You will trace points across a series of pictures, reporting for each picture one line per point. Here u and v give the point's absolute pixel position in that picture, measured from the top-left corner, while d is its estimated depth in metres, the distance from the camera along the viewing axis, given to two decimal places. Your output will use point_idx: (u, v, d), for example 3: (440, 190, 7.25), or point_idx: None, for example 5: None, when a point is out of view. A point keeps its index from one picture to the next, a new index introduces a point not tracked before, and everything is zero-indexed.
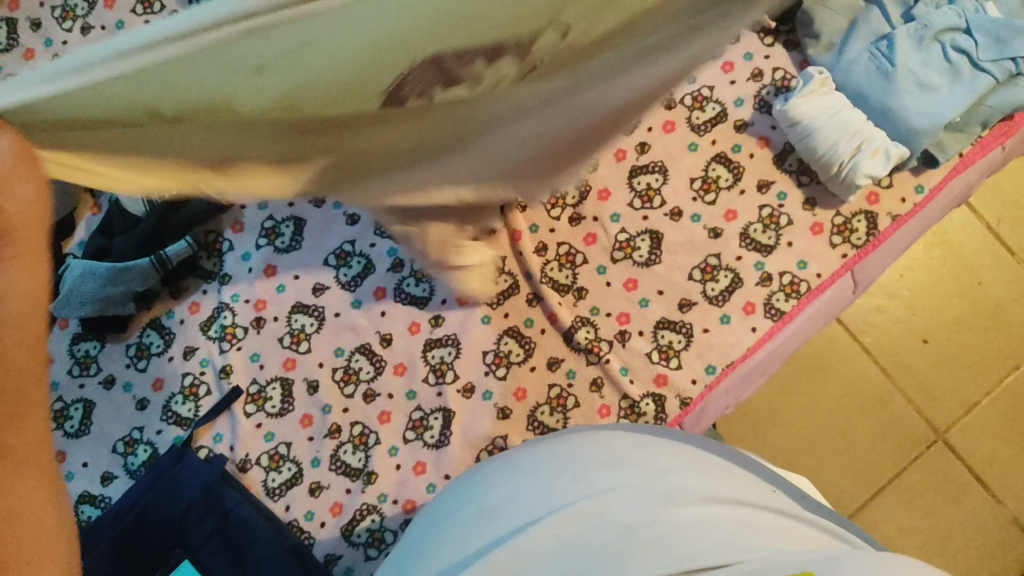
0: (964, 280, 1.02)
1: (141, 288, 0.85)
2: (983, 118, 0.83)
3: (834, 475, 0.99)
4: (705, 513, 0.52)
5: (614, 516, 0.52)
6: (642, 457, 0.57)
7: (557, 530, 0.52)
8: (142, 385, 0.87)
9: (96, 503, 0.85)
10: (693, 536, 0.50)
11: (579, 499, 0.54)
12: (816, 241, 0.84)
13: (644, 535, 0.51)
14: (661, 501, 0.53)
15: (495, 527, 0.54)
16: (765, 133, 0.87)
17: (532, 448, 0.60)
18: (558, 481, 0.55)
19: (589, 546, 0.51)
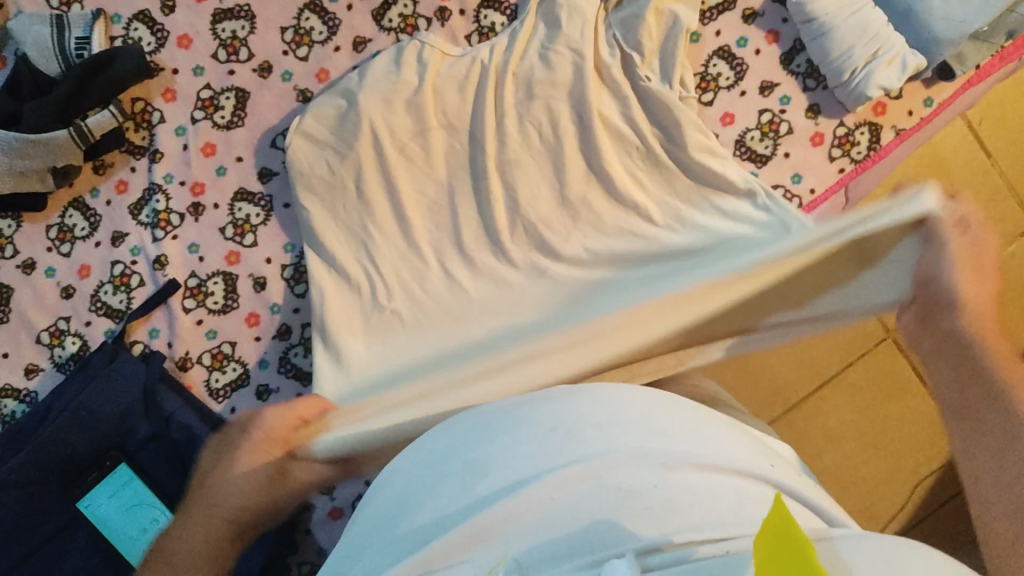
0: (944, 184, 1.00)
1: (60, 163, 0.74)
2: (1009, 27, 0.75)
3: (784, 369, 0.96)
4: (703, 481, 0.49)
5: (612, 477, 0.49)
6: (639, 418, 0.54)
7: (549, 494, 0.48)
8: (66, 271, 0.78)
9: (20, 398, 0.77)
10: (691, 503, 0.47)
11: (573, 460, 0.50)
12: (815, 153, 0.77)
13: (645, 501, 0.48)
14: (660, 465, 0.50)
15: (482, 483, 0.51)
16: (775, 26, 0.78)
17: (522, 405, 0.57)
18: (549, 441, 0.52)
19: (585, 507, 0.48)
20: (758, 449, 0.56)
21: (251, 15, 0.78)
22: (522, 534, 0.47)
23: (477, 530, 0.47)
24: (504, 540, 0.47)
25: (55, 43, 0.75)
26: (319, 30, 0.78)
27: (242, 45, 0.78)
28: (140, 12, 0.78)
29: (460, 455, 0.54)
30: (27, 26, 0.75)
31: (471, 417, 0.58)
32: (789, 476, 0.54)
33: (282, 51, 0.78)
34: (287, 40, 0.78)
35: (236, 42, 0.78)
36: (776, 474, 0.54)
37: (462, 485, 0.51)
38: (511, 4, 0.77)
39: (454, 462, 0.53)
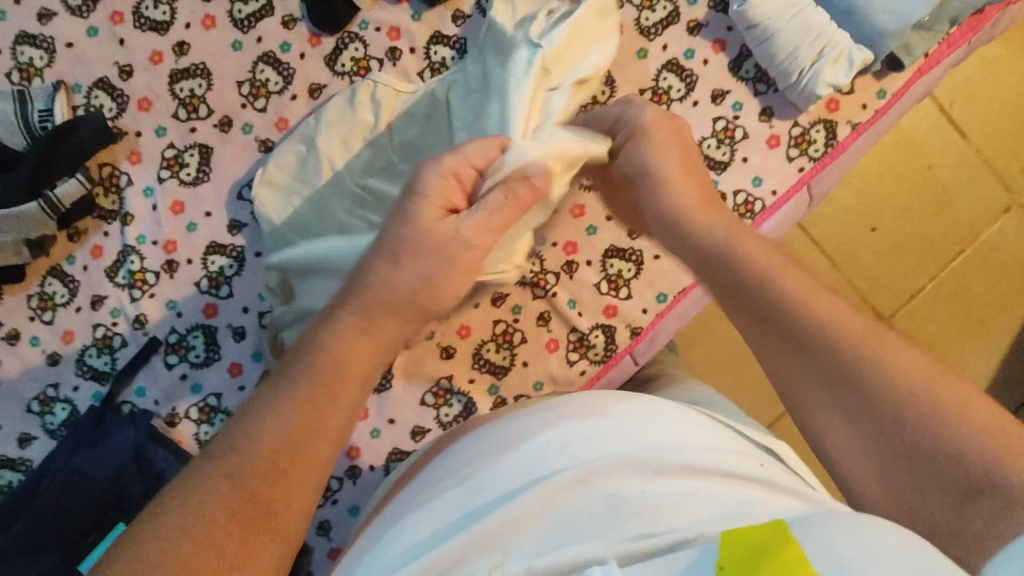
0: (915, 165, 1.00)
1: (35, 235, 0.76)
2: (952, 14, 0.76)
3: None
4: (694, 483, 0.49)
5: (603, 485, 0.49)
6: (627, 425, 0.54)
7: (542, 504, 0.49)
8: (49, 338, 0.79)
9: (15, 467, 0.78)
10: (680, 501, 0.48)
11: (563, 470, 0.51)
12: (772, 155, 0.78)
13: (633, 506, 0.48)
14: (650, 470, 0.50)
15: (477, 498, 0.51)
16: (720, 36, 0.79)
17: (508, 423, 0.57)
18: (541, 455, 0.52)
19: (577, 517, 0.48)
20: (751, 451, 0.55)
21: (207, 72, 0.79)
22: (519, 546, 0.47)
23: (475, 541, 0.47)
24: (502, 551, 0.47)
25: (20, 117, 0.76)
26: (275, 81, 0.79)
27: (201, 103, 0.79)
28: (99, 79, 0.79)
29: (454, 477, 0.54)
30: None
31: (466, 439, 0.58)
32: (781, 471, 0.54)
33: (241, 104, 0.79)
34: (244, 93, 0.79)
35: (195, 100, 0.79)
36: (768, 471, 0.53)
37: (456, 505, 0.51)
38: (460, 38, 0.79)
39: (447, 482, 0.53)
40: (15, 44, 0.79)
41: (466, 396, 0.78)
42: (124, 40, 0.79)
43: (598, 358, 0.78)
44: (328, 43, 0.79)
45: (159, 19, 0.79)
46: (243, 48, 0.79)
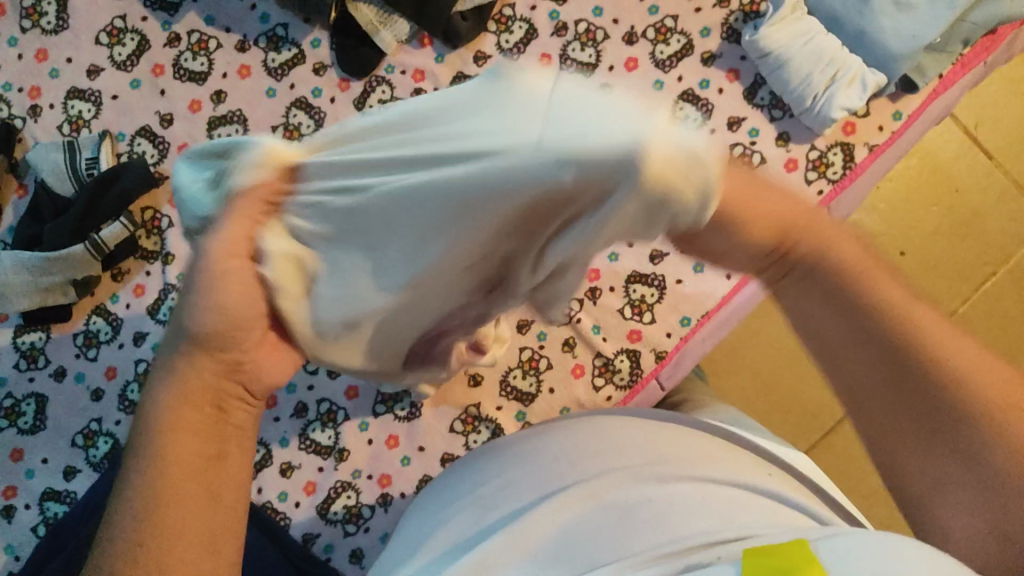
0: (941, 186, 1.00)
1: (81, 275, 0.80)
2: (964, 35, 0.77)
3: (817, 396, 0.94)
4: (697, 491, 0.49)
5: (609, 497, 0.50)
6: (633, 443, 0.54)
7: (553, 515, 0.49)
8: (94, 374, 0.83)
9: (60, 499, 0.82)
10: (687, 512, 0.48)
11: (573, 483, 0.51)
12: (790, 179, 0.79)
13: (642, 512, 0.49)
14: (657, 479, 0.50)
15: (494, 513, 0.52)
16: (734, 65, 0.81)
17: (523, 446, 0.58)
18: (551, 470, 0.53)
19: (585, 526, 0.48)
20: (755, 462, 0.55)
21: (243, 118, 0.82)
22: (530, 559, 0.48)
23: (489, 551, 0.48)
24: (514, 565, 0.47)
25: (68, 165, 0.81)
26: (307, 124, 0.81)
27: None
28: (142, 127, 0.83)
29: (476, 495, 0.54)
30: (43, 153, 0.81)
31: (485, 459, 0.59)
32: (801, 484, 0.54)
33: None
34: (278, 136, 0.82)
35: None
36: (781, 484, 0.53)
37: (475, 521, 0.52)
38: None
39: (465, 500, 0.54)
40: (66, 99, 0.83)
41: (494, 422, 0.79)
42: (165, 90, 0.83)
43: (624, 383, 0.79)
44: (356, 86, 0.81)
45: (197, 70, 0.83)
46: (276, 94, 0.82)
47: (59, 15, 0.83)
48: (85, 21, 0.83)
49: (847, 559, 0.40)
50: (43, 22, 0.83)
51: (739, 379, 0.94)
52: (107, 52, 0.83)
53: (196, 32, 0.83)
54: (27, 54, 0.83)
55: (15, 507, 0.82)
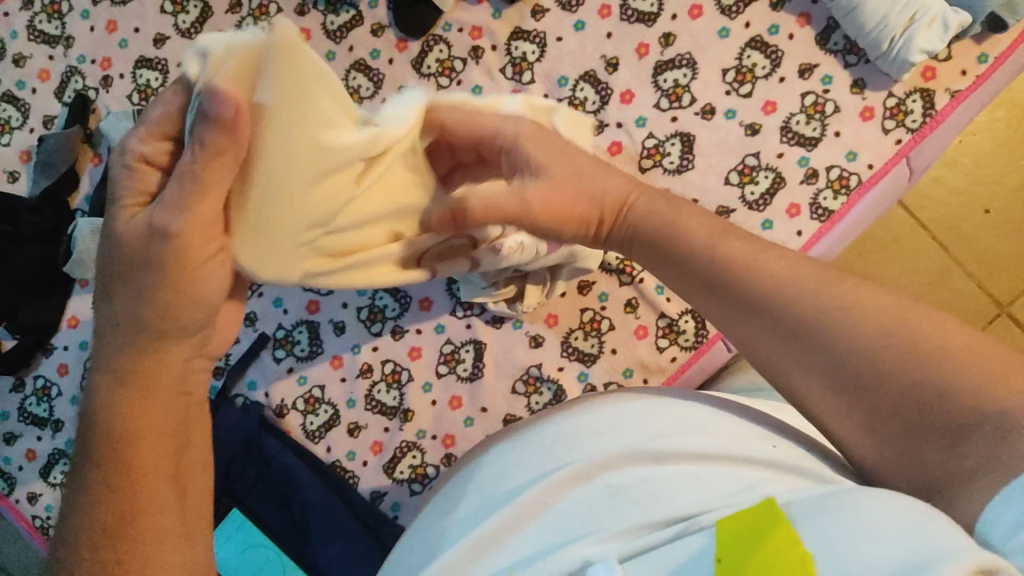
0: None
1: None
2: None
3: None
4: (697, 467, 0.44)
5: (604, 477, 0.45)
6: (635, 416, 0.48)
7: (544, 500, 0.46)
8: None
9: None
10: (683, 491, 0.43)
11: (568, 463, 0.47)
12: (866, 128, 0.75)
13: (635, 494, 0.44)
14: (654, 458, 0.45)
15: (492, 496, 0.49)
16: (806, 9, 0.77)
17: (528, 424, 0.53)
18: (546, 452, 0.49)
19: (577, 510, 0.45)
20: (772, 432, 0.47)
21: None
22: (522, 543, 0.45)
23: (475, 542, 0.45)
24: (503, 552, 0.44)
25: None
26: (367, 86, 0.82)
27: None
28: None
29: (482, 476, 0.51)
30: (115, 123, 0.83)
31: (495, 439, 0.55)
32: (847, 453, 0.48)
33: None
34: None
35: None
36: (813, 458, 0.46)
37: (478, 504, 0.49)
38: (540, 32, 0.80)
39: (470, 485, 0.51)
40: (135, 68, 0.85)
41: (556, 383, 0.79)
42: None
43: (689, 344, 0.77)
44: (414, 47, 0.81)
45: None
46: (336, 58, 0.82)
47: None
48: None
49: (829, 516, 0.37)
50: None
51: None
52: (172, 21, 0.85)
53: None
54: (99, 27, 0.86)
55: None
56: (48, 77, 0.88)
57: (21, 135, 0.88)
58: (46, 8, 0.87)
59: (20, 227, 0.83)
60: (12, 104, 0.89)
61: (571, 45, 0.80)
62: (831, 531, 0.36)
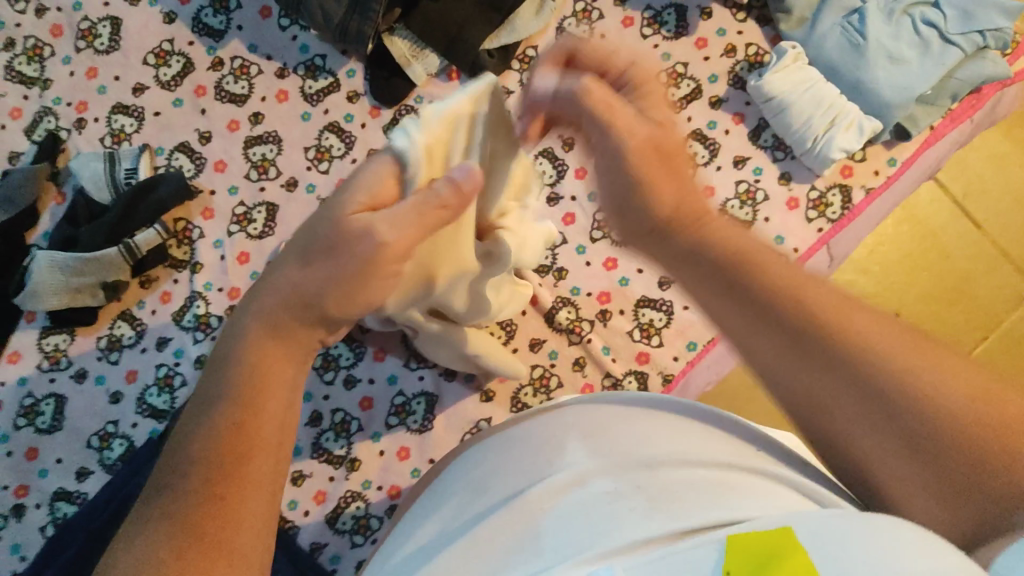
0: (935, 250, 1.00)
1: (111, 278, 0.83)
2: (952, 90, 0.84)
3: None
4: (691, 476, 0.44)
5: (599, 480, 0.45)
6: (630, 427, 0.49)
7: (539, 503, 0.45)
8: (114, 377, 0.85)
9: (71, 500, 0.82)
10: (683, 499, 0.43)
11: (563, 468, 0.46)
12: (792, 216, 0.84)
13: (630, 501, 0.43)
14: (651, 465, 0.45)
15: (481, 499, 0.47)
16: (740, 110, 0.87)
17: (512, 431, 0.53)
18: (536, 457, 0.48)
19: (574, 513, 0.43)
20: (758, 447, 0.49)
21: (278, 139, 0.87)
22: (507, 552, 0.43)
23: (471, 542, 0.43)
24: (500, 553, 0.43)
25: (108, 175, 0.85)
26: (338, 147, 0.87)
27: (272, 165, 0.87)
28: (181, 143, 0.88)
29: (472, 475, 0.50)
30: (84, 163, 0.85)
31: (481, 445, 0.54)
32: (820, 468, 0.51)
33: (306, 167, 0.87)
34: (310, 157, 0.87)
35: (266, 163, 0.87)
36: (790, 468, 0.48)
37: (468, 503, 0.47)
38: None
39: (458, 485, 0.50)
40: (111, 113, 0.88)
41: None
42: (206, 110, 0.88)
43: None
44: (386, 115, 0.87)
45: (238, 92, 0.88)
46: (311, 118, 0.87)
47: (113, 37, 0.89)
48: (138, 45, 0.89)
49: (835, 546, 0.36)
50: (97, 43, 0.89)
51: None
52: (153, 72, 0.89)
53: (239, 58, 0.88)
54: (79, 72, 0.89)
55: (25, 507, 0.82)
56: (20, 116, 0.89)
57: None
58: (28, 52, 0.90)
59: None
60: None
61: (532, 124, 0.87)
62: (825, 542, 0.36)
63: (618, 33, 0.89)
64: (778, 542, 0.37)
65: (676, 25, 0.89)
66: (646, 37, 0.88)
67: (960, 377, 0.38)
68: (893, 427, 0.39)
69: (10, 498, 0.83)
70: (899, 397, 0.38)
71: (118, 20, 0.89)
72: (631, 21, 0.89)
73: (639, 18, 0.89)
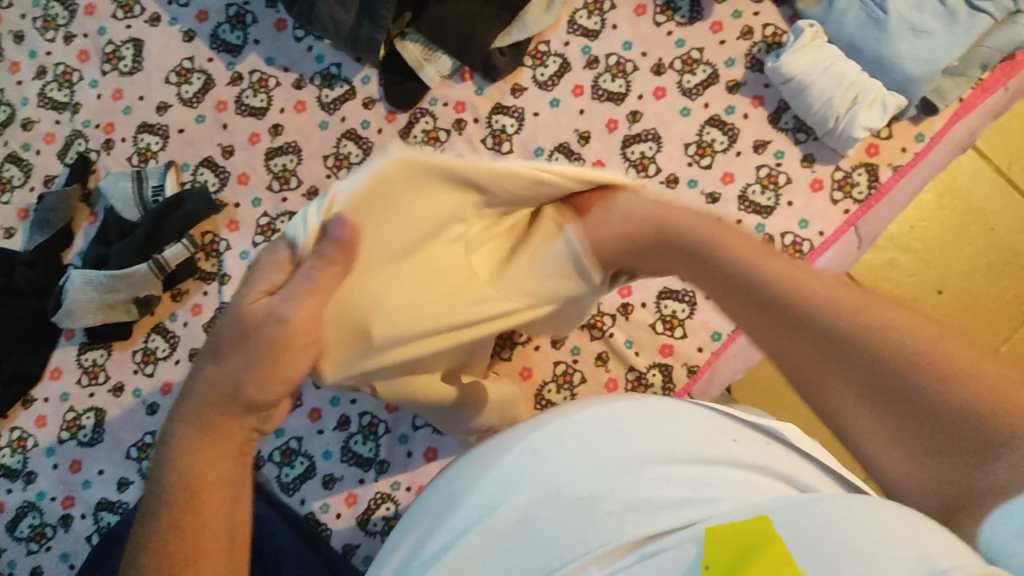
0: (977, 225, 0.97)
1: (143, 293, 0.85)
2: (981, 60, 0.80)
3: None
4: (674, 474, 0.44)
5: (576, 488, 0.44)
6: (608, 418, 0.46)
7: (516, 515, 0.44)
8: (150, 389, 0.87)
9: (114, 509, 0.85)
10: (663, 506, 0.43)
11: (536, 477, 0.45)
12: (816, 199, 0.82)
13: (610, 508, 0.43)
14: (630, 467, 0.44)
15: (461, 508, 0.46)
16: (759, 92, 0.85)
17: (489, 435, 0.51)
18: (515, 459, 0.46)
19: (552, 527, 0.43)
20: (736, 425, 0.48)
21: (297, 149, 0.88)
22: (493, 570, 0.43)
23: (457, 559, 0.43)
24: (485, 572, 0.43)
25: (136, 193, 0.88)
26: (357, 153, 0.88)
27: (292, 175, 0.88)
28: (204, 158, 0.90)
29: (453, 478, 0.49)
30: (114, 182, 0.89)
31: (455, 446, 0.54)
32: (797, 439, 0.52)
33: (326, 175, 0.88)
34: (329, 165, 0.88)
35: (287, 173, 0.88)
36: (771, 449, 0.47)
37: (451, 511, 0.47)
38: (519, 108, 0.87)
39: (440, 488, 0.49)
40: (137, 133, 0.91)
41: None
42: (227, 124, 0.90)
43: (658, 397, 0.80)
44: (401, 119, 0.88)
45: (257, 105, 0.90)
46: (329, 127, 0.88)
47: (136, 59, 0.92)
48: (160, 65, 0.91)
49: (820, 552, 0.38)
50: (122, 65, 0.92)
51: (761, 392, 0.95)
52: (176, 90, 0.91)
53: (257, 72, 0.90)
54: (106, 94, 0.92)
55: (71, 517, 0.85)
56: (53, 140, 0.93)
57: (21, 194, 0.93)
58: (58, 78, 0.93)
59: (13, 279, 0.87)
60: (17, 164, 0.93)
61: (547, 120, 0.87)
62: (806, 537, 0.38)
63: (631, 22, 0.88)
64: (752, 533, 0.40)
65: (689, 10, 0.87)
66: (660, 24, 0.87)
67: (946, 357, 0.41)
68: (931, 441, 0.41)
69: (57, 509, 0.86)
70: (844, 363, 0.44)
71: (141, 41, 0.92)
72: (643, 9, 0.88)
73: (652, 6, 0.88)
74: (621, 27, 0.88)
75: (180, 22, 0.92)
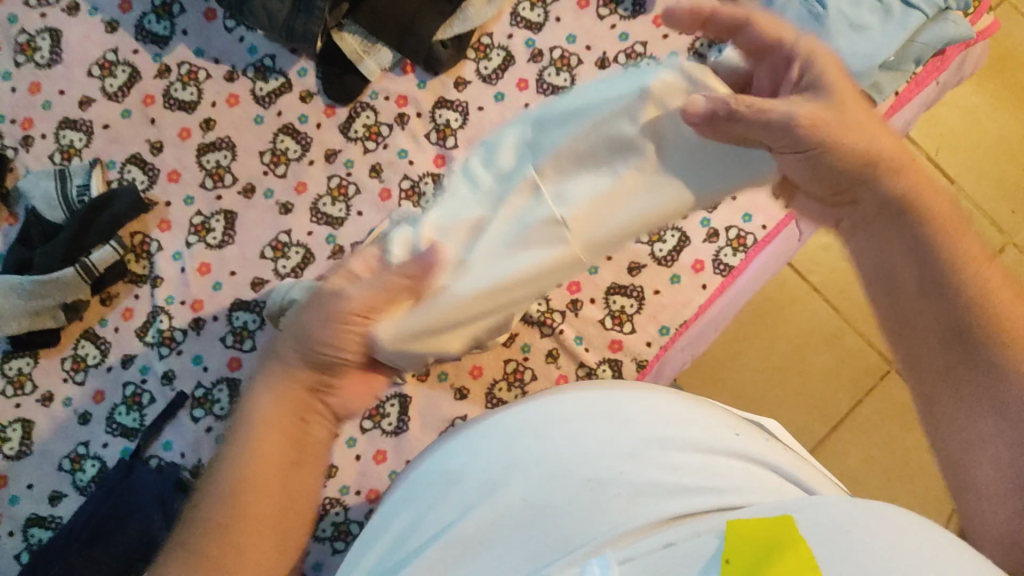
0: None
1: (71, 298, 0.80)
2: (915, 55, 0.82)
3: (792, 413, 0.97)
4: (675, 458, 0.47)
5: (582, 470, 0.46)
6: (610, 408, 0.48)
7: (521, 498, 0.45)
8: (81, 398, 0.83)
9: (46, 524, 0.81)
10: (664, 487, 0.46)
11: (540, 460, 0.46)
12: (759, 194, 0.83)
13: (615, 488, 0.45)
14: (630, 454, 0.46)
15: (457, 485, 0.47)
16: None
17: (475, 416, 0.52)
18: (519, 441, 0.47)
19: (558, 507, 0.45)
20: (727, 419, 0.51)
21: (232, 144, 0.85)
22: (498, 546, 0.44)
23: (462, 537, 0.44)
24: (491, 553, 0.44)
25: (60, 193, 0.83)
26: (294, 149, 0.85)
27: (227, 172, 0.85)
28: (132, 155, 0.85)
29: (446, 457, 0.50)
30: (35, 182, 0.84)
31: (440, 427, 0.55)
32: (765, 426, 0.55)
33: (263, 172, 0.85)
34: (266, 161, 0.85)
35: (221, 170, 0.85)
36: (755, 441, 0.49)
37: (448, 491, 0.47)
38: (463, 102, 0.86)
39: (432, 471, 0.49)
40: (58, 129, 0.86)
41: None
42: (156, 119, 0.86)
43: None
44: (342, 113, 0.85)
45: (187, 99, 0.86)
46: (264, 121, 0.85)
47: (54, 50, 0.86)
48: (81, 57, 0.86)
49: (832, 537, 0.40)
50: (37, 56, 0.86)
51: (707, 378, 0.97)
52: (99, 84, 0.86)
53: (186, 64, 0.86)
54: (21, 88, 0.86)
55: None
56: None
57: None
58: None
59: None
60: None
61: (491, 114, 0.86)
62: (822, 538, 0.40)
63: (574, 15, 0.87)
64: (778, 528, 0.41)
65: (632, 3, 0.86)
66: (602, 17, 0.86)
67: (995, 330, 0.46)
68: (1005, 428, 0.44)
69: None
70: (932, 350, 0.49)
71: (57, 31, 0.87)
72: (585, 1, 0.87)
73: None
74: (564, 19, 0.87)
75: (101, 12, 0.87)
